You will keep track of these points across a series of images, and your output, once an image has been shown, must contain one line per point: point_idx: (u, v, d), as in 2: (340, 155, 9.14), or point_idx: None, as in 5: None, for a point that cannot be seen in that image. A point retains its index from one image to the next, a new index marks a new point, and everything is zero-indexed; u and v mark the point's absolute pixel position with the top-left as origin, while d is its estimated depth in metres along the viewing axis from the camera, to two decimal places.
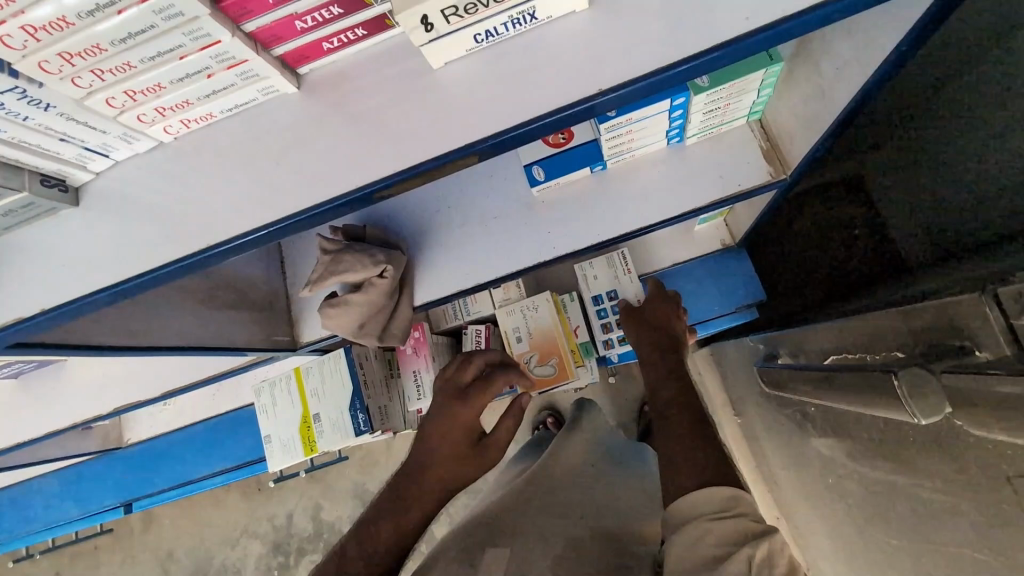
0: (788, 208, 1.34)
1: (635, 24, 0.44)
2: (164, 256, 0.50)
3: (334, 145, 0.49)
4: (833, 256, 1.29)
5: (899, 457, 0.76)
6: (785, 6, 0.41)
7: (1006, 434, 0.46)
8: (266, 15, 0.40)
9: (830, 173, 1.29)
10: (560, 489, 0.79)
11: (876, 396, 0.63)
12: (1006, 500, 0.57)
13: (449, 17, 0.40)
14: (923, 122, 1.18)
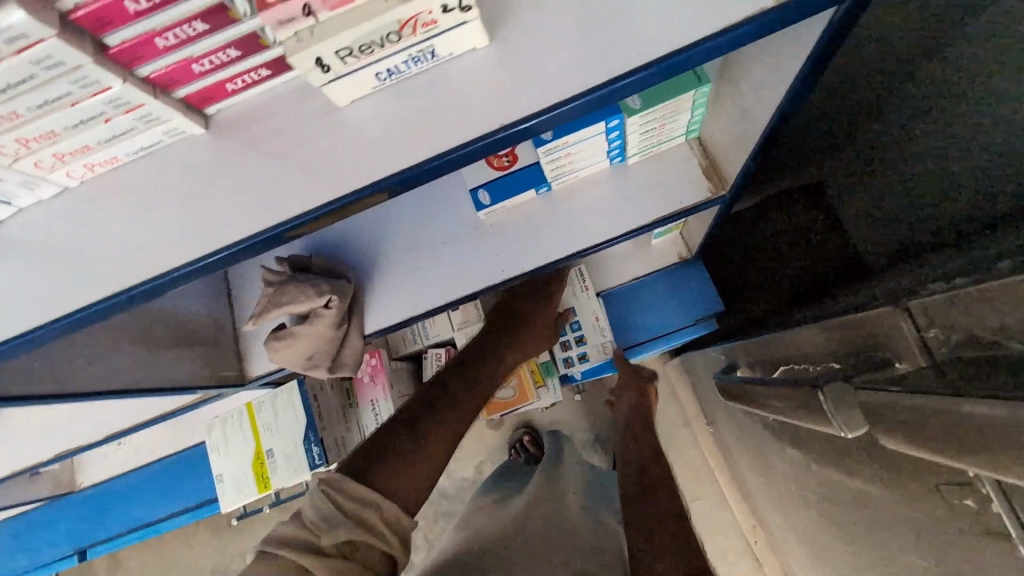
0: (748, 217, 1.35)
1: (534, 61, 0.45)
2: (72, 305, 0.48)
3: (245, 184, 0.48)
4: (794, 263, 1.29)
5: (850, 464, 0.77)
6: (675, 42, 0.43)
7: (919, 449, 0.46)
8: (159, 60, 0.40)
9: (787, 180, 1.29)
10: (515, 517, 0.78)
11: (811, 409, 0.64)
12: (937, 507, 0.58)
13: (345, 58, 0.40)
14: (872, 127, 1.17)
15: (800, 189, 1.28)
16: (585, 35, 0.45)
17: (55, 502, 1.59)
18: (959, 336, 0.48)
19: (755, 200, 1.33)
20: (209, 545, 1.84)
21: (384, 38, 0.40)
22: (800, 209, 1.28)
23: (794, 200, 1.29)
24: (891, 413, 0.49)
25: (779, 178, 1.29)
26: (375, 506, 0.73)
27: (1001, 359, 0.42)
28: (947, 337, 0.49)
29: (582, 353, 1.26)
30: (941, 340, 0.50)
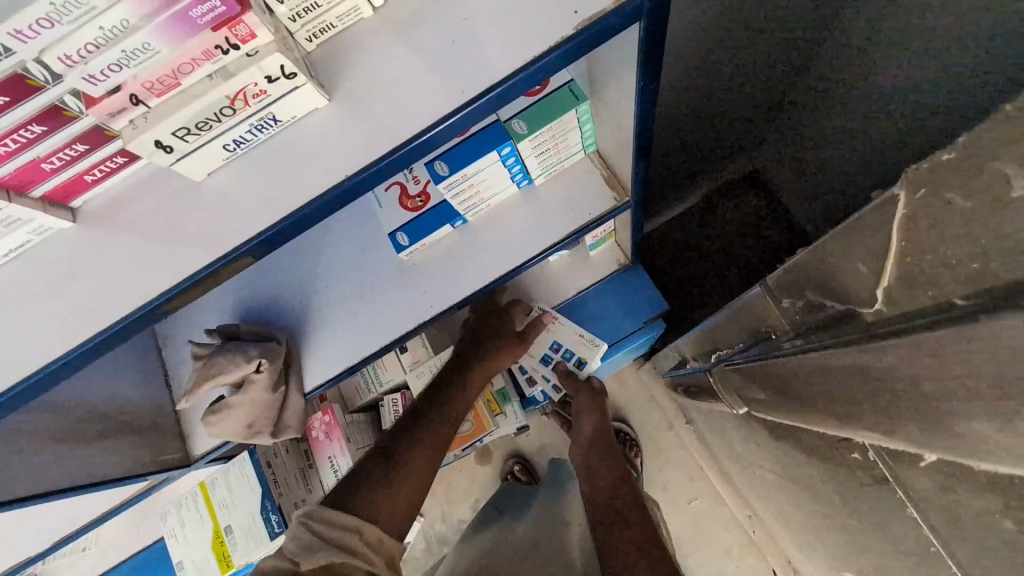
0: (695, 209, 1.46)
1: (371, 110, 0.48)
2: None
3: (121, 267, 0.49)
4: (746, 243, 1.41)
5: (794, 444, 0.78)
6: (498, 71, 0.46)
7: (834, 425, 0.53)
8: (5, 165, 0.42)
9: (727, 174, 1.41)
10: None
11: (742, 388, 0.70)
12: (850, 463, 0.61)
13: (185, 137, 0.43)
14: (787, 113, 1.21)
15: (741, 179, 1.42)
16: (412, 79, 0.48)
17: None
18: (801, 303, 0.57)
19: (700, 197, 1.45)
20: None
21: (218, 113, 0.43)
22: (743, 197, 1.42)
23: (738, 189, 1.42)
24: (805, 395, 0.56)
25: (718, 175, 1.41)
26: (358, 531, 0.74)
27: (831, 315, 0.52)
28: (795, 304, 0.58)
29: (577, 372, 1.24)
30: (791, 308, 0.59)
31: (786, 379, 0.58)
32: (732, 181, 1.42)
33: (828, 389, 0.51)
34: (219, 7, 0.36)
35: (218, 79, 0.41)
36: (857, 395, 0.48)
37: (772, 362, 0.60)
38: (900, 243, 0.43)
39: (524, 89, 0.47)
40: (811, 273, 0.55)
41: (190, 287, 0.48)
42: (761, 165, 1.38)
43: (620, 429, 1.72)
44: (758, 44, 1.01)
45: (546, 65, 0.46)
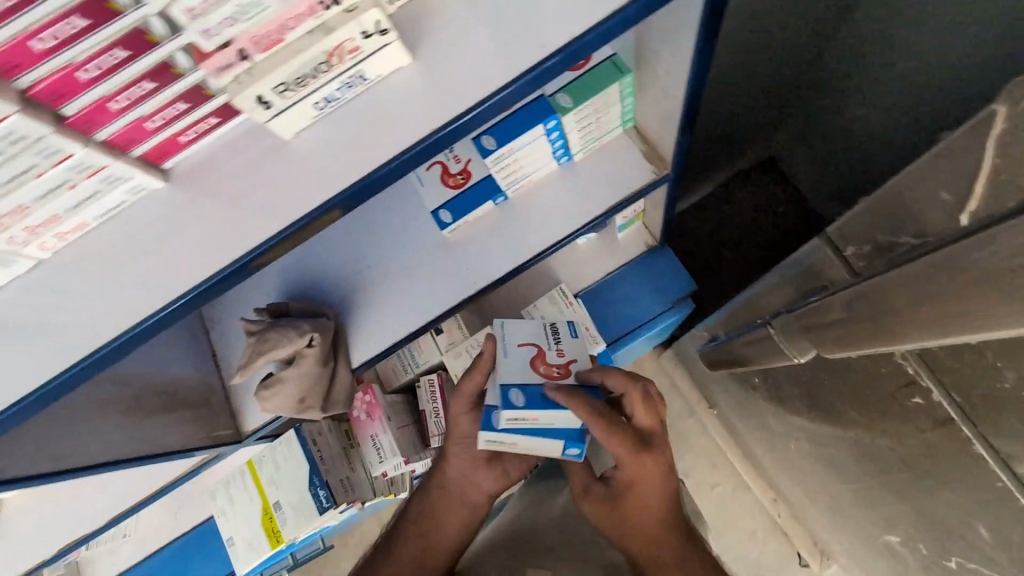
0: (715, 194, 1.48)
1: (453, 69, 0.50)
2: (47, 375, 0.50)
3: (212, 225, 0.51)
4: (765, 229, 1.44)
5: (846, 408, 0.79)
6: (576, 27, 0.48)
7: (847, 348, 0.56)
8: (114, 123, 0.44)
9: (744, 161, 1.44)
10: None
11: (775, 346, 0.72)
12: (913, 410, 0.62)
13: (283, 93, 0.45)
14: (804, 100, 1.22)
15: (756, 166, 1.45)
16: (490, 40, 0.50)
17: None
18: (870, 248, 0.57)
19: (716, 184, 1.47)
20: None
21: (315, 70, 0.45)
22: (760, 182, 1.45)
23: (755, 175, 1.45)
24: (826, 329, 0.58)
25: (737, 163, 1.43)
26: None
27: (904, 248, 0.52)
28: (862, 250, 0.58)
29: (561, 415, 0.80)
30: (858, 255, 0.59)
31: (825, 331, 0.58)
32: (748, 168, 1.45)
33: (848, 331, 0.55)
34: None
35: (319, 35, 0.43)
36: (874, 336, 0.52)
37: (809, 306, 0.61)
38: (995, 159, 0.43)
39: (600, 45, 0.49)
40: (883, 220, 0.55)
41: (280, 242, 0.50)
42: (778, 152, 1.41)
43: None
44: (779, 42, 1.02)
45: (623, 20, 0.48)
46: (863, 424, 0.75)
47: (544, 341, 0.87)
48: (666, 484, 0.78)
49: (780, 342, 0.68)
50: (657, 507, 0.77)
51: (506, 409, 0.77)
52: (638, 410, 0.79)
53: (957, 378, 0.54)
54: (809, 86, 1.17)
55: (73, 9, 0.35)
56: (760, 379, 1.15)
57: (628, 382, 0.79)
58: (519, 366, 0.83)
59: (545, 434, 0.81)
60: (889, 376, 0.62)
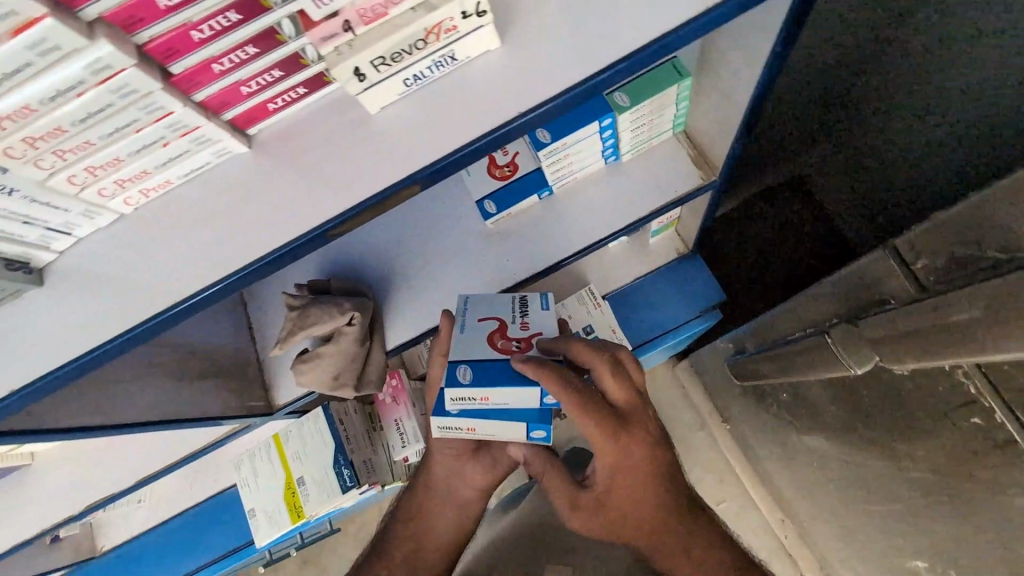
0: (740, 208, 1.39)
1: (539, 56, 0.50)
2: (122, 324, 0.51)
3: (291, 192, 0.52)
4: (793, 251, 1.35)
5: (885, 428, 0.78)
6: (668, 22, 0.49)
7: (913, 361, 0.55)
8: (213, 85, 0.45)
9: (771, 178, 1.36)
10: None
11: (822, 361, 0.70)
12: (967, 432, 0.63)
13: (379, 66, 0.46)
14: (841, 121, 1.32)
15: (785, 183, 1.36)
16: (576, 30, 0.50)
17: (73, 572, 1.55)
18: (942, 262, 0.55)
19: (743, 197, 1.39)
20: None
21: (411, 46, 0.46)
22: (788, 202, 1.35)
23: (783, 194, 1.36)
24: (894, 339, 0.57)
25: (769, 175, 1.36)
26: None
27: (983, 265, 0.51)
28: (934, 264, 0.56)
29: (506, 396, 0.70)
30: (930, 269, 0.57)
31: (893, 340, 0.57)
32: (775, 185, 1.36)
33: (913, 346, 0.54)
34: None
35: (420, 12, 0.44)
36: (943, 350, 0.51)
37: (876, 316, 0.60)
38: None
39: (690, 40, 0.50)
40: (960, 236, 0.53)
41: (360, 213, 0.50)
42: (807, 171, 1.34)
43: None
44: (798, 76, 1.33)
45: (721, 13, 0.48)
46: (904, 443, 0.74)
47: (509, 314, 0.78)
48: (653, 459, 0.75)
49: (835, 351, 0.64)
50: (647, 483, 0.75)
51: (448, 389, 0.71)
52: (610, 385, 0.72)
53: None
54: (850, 106, 1.32)
55: None
56: (786, 394, 1.14)
57: (595, 355, 0.71)
58: (475, 342, 0.76)
59: (500, 417, 0.72)
60: (949, 393, 0.63)
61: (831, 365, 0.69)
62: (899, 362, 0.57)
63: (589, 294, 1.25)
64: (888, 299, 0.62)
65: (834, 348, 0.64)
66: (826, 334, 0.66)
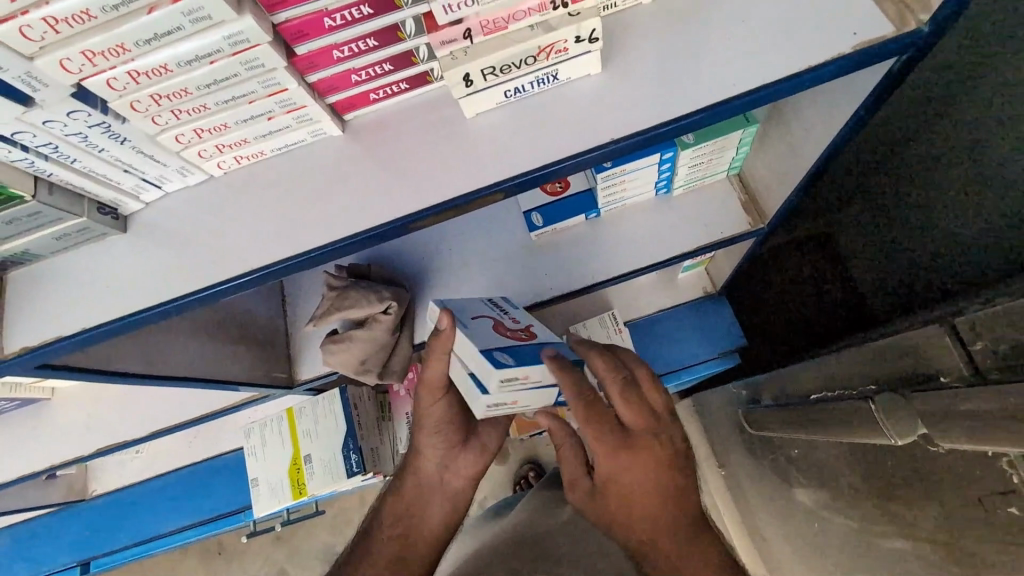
0: (766, 256, 1.38)
1: (636, 88, 0.52)
2: (195, 284, 0.52)
3: (378, 181, 0.53)
4: (809, 306, 1.31)
5: (900, 502, 0.78)
6: (767, 75, 0.50)
7: (968, 441, 0.54)
8: (328, 70, 0.47)
9: (798, 230, 1.34)
10: (552, 542, 0.80)
11: (853, 428, 0.70)
12: (998, 522, 0.63)
13: (487, 75, 0.47)
14: (887, 185, 1.22)
15: (811, 238, 1.32)
16: (674, 69, 0.52)
17: (62, 510, 1.56)
18: (1004, 347, 0.56)
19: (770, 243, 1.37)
20: (218, 564, 1.89)
21: (522, 61, 0.47)
22: (813, 257, 1.32)
23: (809, 248, 1.33)
24: (948, 416, 0.56)
25: (799, 227, 1.34)
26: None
27: None
28: (995, 349, 0.56)
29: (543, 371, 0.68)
30: (988, 351, 0.57)
31: (947, 419, 0.56)
32: (801, 238, 1.34)
33: (965, 428, 0.54)
34: None
35: (538, 31, 0.46)
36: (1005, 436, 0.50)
37: (930, 392, 0.61)
38: None
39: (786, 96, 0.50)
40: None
41: (441, 212, 0.51)
42: (834, 230, 1.29)
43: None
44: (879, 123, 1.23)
45: (827, 72, 0.49)
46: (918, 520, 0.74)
47: (493, 312, 0.76)
48: (663, 485, 0.65)
49: (877, 420, 0.62)
50: (653, 510, 0.65)
51: (495, 368, 0.62)
52: (618, 396, 0.67)
53: None
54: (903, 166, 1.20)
55: None
56: (797, 451, 1.14)
57: (610, 366, 0.68)
58: (484, 334, 0.70)
59: (535, 393, 0.70)
60: (986, 478, 0.65)
61: (870, 431, 0.68)
62: (950, 441, 0.57)
63: (613, 320, 1.25)
64: (937, 373, 0.62)
65: (877, 415, 0.62)
66: (871, 401, 0.64)
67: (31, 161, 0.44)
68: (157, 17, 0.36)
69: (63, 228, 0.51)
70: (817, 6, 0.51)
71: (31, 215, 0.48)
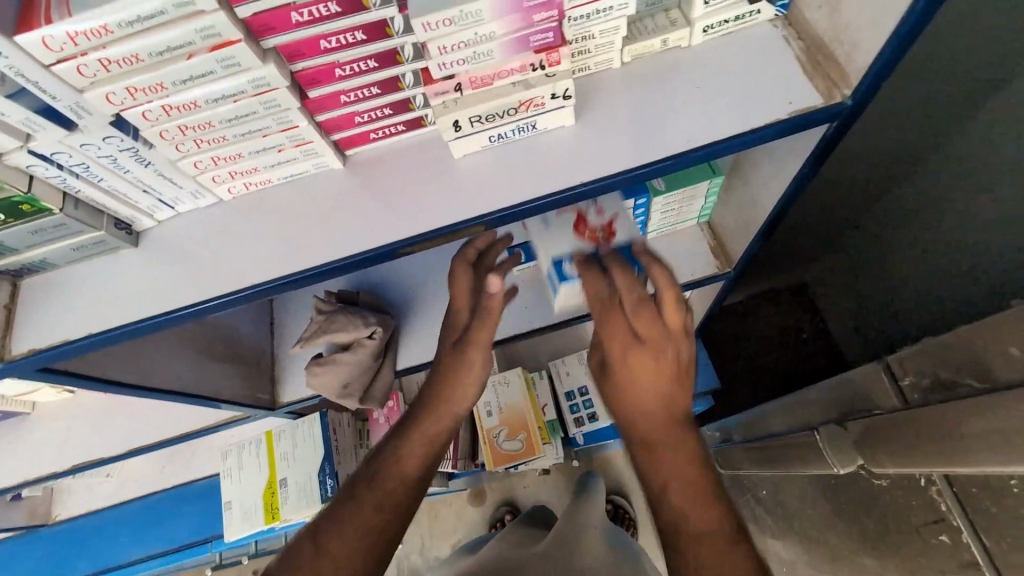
0: (743, 305, 1.47)
1: (606, 139, 0.59)
2: (196, 297, 0.57)
3: (373, 209, 0.59)
4: (778, 354, 1.41)
5: (853, 537, 0.81)
6: (715, 134, 0.57)
7: (893, 465, 0.58)
8: (333, 112, 0.53)
9: (775, 282, 1.43)
10: (524, 566, 0.82)
11: (807, 457, 0.75)
12: (921, 551, 0.65)
13: (474, 123, 0.54)
14: (872, 224, 1.11)
15: (790, 289, 1.43)
16: (639, 125, 0.59)
17: (23, 535, 1.52)
18: (926, 381, 0.59)
19: (745, 296, 1.46)
20: None
21: (505, 112, 0.54)
22: (789, 306, 1.43)
23: (785, 297, 1.44)
24: (876, 441, 0.60)
25: (768, 282, 1.43)
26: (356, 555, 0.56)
27: (964, 389, 0.54)
28: (919, 382, 0.60)
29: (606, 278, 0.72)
30: (915, 385, 0.61)
31: (879, 444, 0.60)
32: (780, 289, 1.44)
33: (893, 454, 0.58)
34: (550, 38, 0.49)
35: (519, 88, 0.53)
36: (922, 458, 0.53)
37: (863, 420, 0.63)
38: None
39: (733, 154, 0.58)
40: (940, 358, 0.57)
41: (427, 240, 0.57)
42: (813, 282, 1.39)
43: (620, 503, 1.65)
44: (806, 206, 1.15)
45: (771, 132, 0.57)
46: (868, 553, 0.77)
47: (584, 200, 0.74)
48: (662, 415, 0.58)
49: (821, 449, 0.68)
50: (640, 426, 0.58)
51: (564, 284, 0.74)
52: (635, 311, 0.59)
53: (988, 525, 0.56)
54: (869, 226, 1.12)
55: (360, 27, 0.45)
56: (765, 491, 1.17)
57: (628, 279, 0.60)
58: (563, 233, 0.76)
59: None
60: (920, 508, 0.65)
61: (821, 463, 0.72)
62: (879, 465, 0.61)
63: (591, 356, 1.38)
64: (875, 407, 0.68)
65: (821, 446, 0.68)
66: (817, 434, 0.69)
67: (64, 178, 0.49)
68: (194, 62, 0.43)
69: (80, 239, 0.56)
70: (759, 81, 0.60)
71: (56, 226, 0.53)
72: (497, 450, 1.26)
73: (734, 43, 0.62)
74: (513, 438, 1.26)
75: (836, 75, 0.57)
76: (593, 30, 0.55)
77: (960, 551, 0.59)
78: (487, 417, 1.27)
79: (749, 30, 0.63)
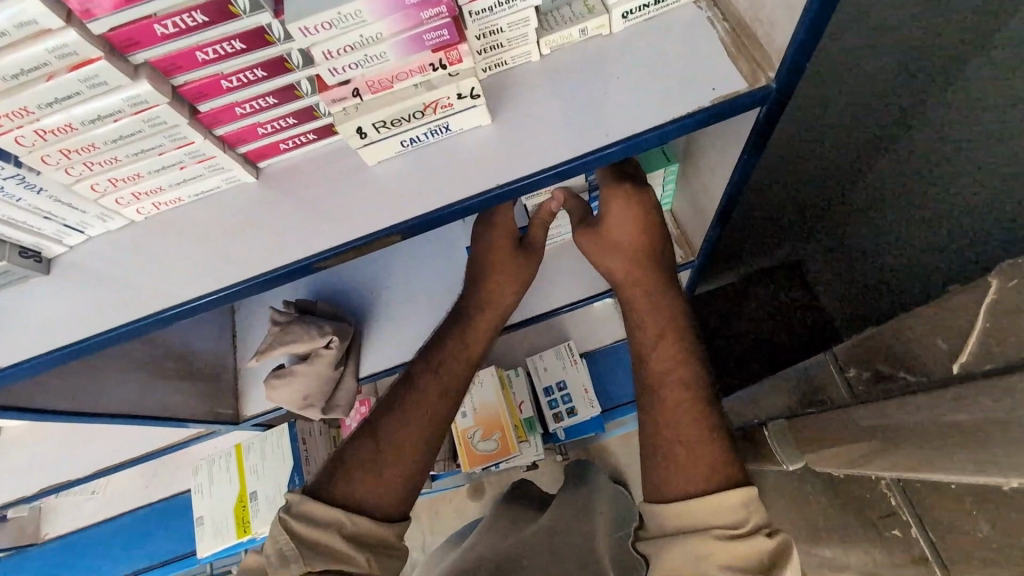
0: None
1: (526, 136, 0.57)
2: (103, 325, 0.55)
3: (286, 222, 0.57)
4: None
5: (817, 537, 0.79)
6: (637, 126, 0.55)
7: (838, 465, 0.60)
8: (232, 124, 0.51)
9: None
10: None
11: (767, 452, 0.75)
12: (876, 546, 0.64)
13: (379, 128, 0.52)
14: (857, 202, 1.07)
15: None
16: (559, 118, 0.57)
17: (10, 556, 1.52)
18: (868, 373, 0.60)
19: None
20: None
21: (411, 115, 0.52)
22: None
23: None
24: (824, 435, 0.61)
25: None
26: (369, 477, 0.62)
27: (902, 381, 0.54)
28: (861, 375, 0.62)
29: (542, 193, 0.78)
30: (858, 378, 0.62)
31: (825, 437, 0.62)
32: None
33: (845, 450, 0.58)
34: (446, 35, 0.47)
35: (422, 89, 0.51)
36: (876, 451, 0.52)
37: (815, 415, 0.64)
38: (986, 323, 0.44)
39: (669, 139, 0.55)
40: (882, 351, 0.58)
41: (342, 253, 0.55)
42: None
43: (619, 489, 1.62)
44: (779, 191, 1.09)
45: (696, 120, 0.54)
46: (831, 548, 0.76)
47: None
48: (636, 249, 0.69)
49: (771, 447, 0.72)
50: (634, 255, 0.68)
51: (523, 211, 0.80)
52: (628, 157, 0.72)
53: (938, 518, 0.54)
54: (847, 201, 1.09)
55: (236, 36, 0.43)
56: None
57: None
58: None
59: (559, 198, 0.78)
60: (875, 502, 0.64)
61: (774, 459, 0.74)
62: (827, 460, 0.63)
63: (568, 350, 1.35)
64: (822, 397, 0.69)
65: (771, 444, 0.72)
66: (765, 427, 0.74)
67: None
68: (56, 84, 0.41)
69: None
70: (688, 65, 0.57)
71: None
72: (473, 452, 1.25)
73: (657, 28, 0.59)
74: (488, 438, 1.24)
75: (762, 57, 0.55)
76: (500, 22, 0.53)
77: (912, 546, 0.58)
78: (461, 418, 1.26)
79: (674, 12, 0.60)
